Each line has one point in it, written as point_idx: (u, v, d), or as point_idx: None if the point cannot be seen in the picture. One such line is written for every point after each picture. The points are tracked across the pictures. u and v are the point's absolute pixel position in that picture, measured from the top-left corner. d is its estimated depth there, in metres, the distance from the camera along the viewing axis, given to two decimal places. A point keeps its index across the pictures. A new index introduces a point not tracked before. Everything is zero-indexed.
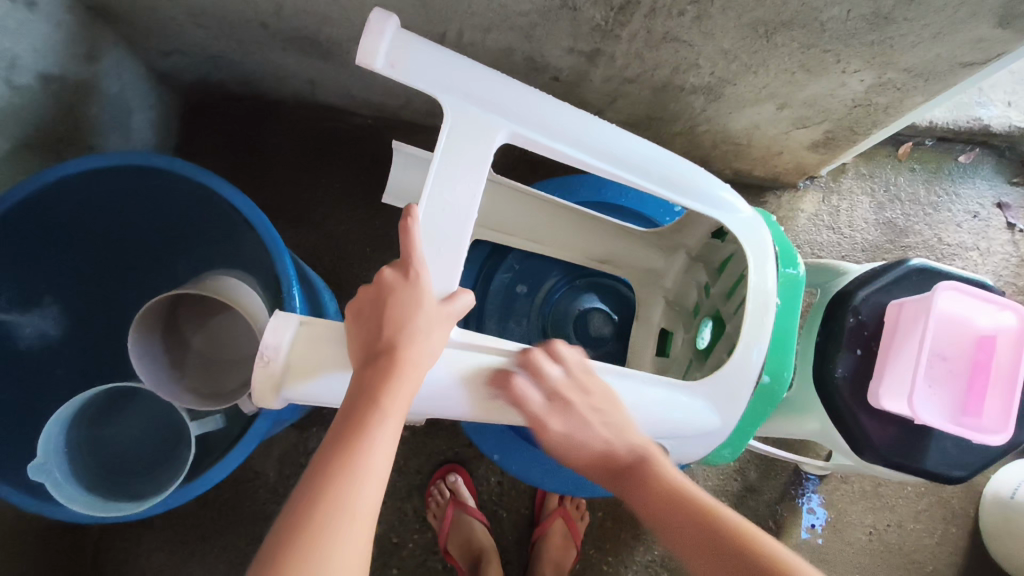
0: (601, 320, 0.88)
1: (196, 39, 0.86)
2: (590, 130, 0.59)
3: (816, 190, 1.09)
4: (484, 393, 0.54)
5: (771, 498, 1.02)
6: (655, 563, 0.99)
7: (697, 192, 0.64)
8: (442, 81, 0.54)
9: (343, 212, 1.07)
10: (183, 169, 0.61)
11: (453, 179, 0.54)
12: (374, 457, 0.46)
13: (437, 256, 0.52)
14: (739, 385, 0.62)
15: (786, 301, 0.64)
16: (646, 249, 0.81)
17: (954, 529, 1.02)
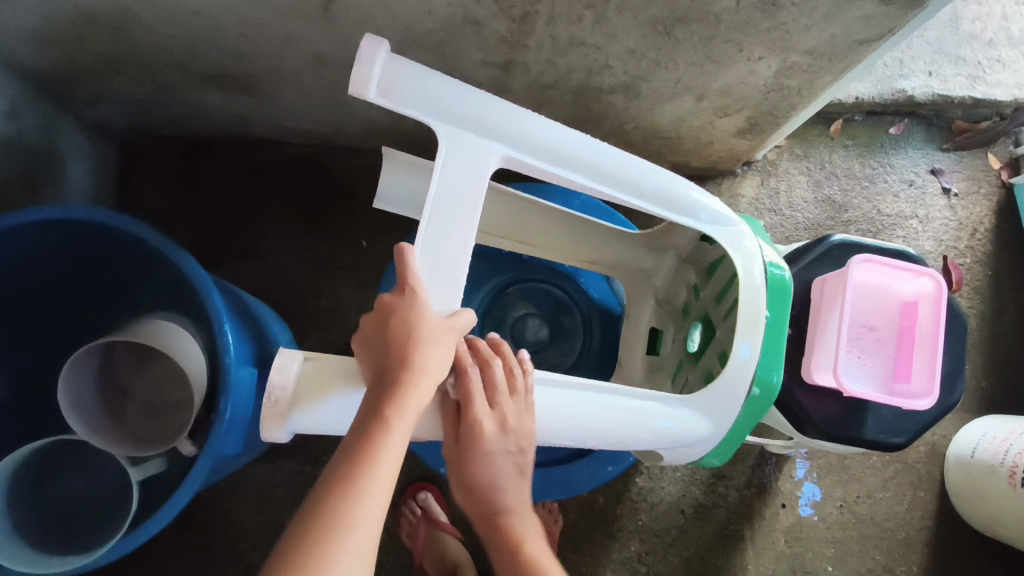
0: (537, 324, 0.85)
1: (118, 87, 0.86)
2: (583, 150, 0.58)
3: (754, 175, 1.11)
4: None
5: (740, 483, 1.02)
6: (633, 560, 1.00)
7: (680, 201, 0.61)
8: (437, 108, 0.53)
9: (288, 241, 1.06)
10: (103, 220, 0.61)
11: (450, 212, 0.53)
12: (382, 467, 0.46)
13: (439, 285, 0.52)
14: (733, 392, 0.60)
15: (775, 305, 0.61)
16: (637, 250, 0.75)
17: (923, 494, 1.03)
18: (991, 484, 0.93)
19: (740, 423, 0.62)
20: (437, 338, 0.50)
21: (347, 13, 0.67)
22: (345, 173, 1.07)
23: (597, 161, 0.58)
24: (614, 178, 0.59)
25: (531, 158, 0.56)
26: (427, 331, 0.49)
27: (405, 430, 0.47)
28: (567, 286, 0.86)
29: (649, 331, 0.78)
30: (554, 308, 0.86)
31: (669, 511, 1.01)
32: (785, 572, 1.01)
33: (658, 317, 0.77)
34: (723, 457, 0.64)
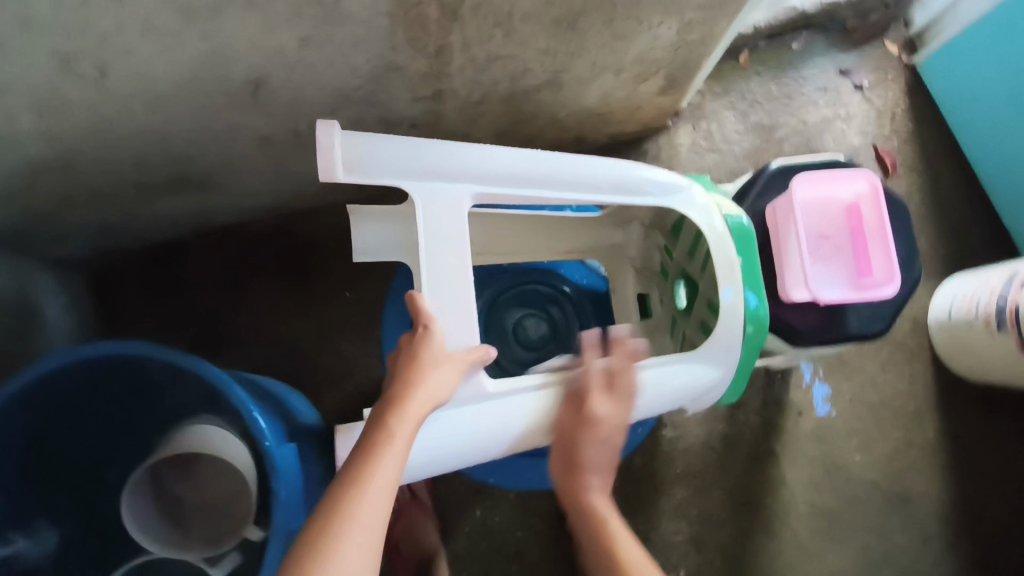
0: (535, 321, 0.89)
1: (74, 219, 0.88)
2: (538, 165, 0.62)
3: (686, 123, 1.17)
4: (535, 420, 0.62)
5: (756, 405, 1.09)
6: (683, 505, 1.06)
7: (632, 181, 0.66)
8: (401, 168, 0.57)
9: (277, 314, 1.09)
10: (111, 351, 0.65)
11: (441, 256, 0.58)
12: (384, 465, 0.50)
13: (451, 322, 0.57)
14: (732, 335, 0.65)
15: (744, 248, 0.66)
16: (605, 228, 0.81)
17: (919, 364, 1.11)
18: (973, 337, 1.01)
19: (745, 362, 0.67)
20: (442, 363, 0.55)
21: (278, 92, 0.71)
22: (309, 234, 1.10)
23: (552, 171, 0.63)
24: (573, 181, 0.64)
25: (495, 187, 0.61)
26: (433, 357, 0.55)
27: (406, 441, 0.52)
28: (550, 280, 0.90)
29: (637, 299, 0.83)
30: (546, 304, 0.90)
31: (702, 452, 1.07)
32: (820, 473, 1.08)
33: (641, 283, 0.83)
34: (740, 390, 0.69)
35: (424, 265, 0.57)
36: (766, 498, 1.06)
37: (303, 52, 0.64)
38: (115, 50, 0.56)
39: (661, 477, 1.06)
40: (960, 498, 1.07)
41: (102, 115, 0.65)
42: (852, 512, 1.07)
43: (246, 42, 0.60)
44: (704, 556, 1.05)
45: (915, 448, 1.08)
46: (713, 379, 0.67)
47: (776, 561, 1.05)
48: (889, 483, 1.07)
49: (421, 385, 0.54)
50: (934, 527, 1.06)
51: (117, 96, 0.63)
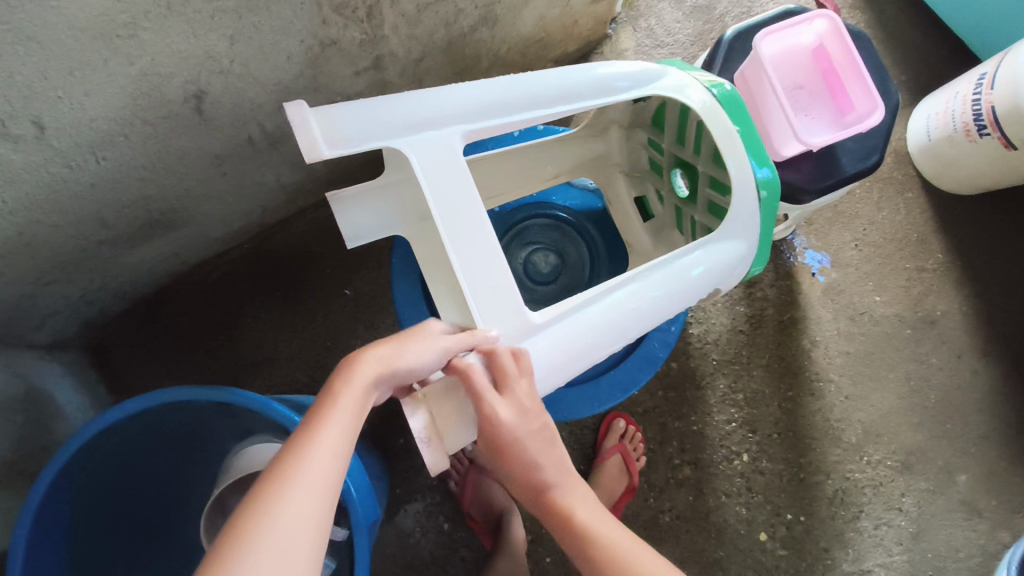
0: (544, 255, 0.89)
1: (56, 298, 0.85)
2: (511, 91, 0.61)
3: (625, 27, 1.15)
4: (580, 343, 0.60)
5: (770, 279, 1.10)
6: (729, 393, 1.08)
7: (605, 82, 0.65)
8: (382, 131, 0.56)
9: (285, 332, 1.07)
10: (138, 407, 0.64)
11: (450, 201, 0.56)
12: (331, 430, 0.45)
13: (481, 265, 0.56)
14: (747, 205, 0.65)
15: (737, 113, 0.65)
16: (585, 142, 0.80)
17: (911, 194, 1.12)
18: (957, 150, 1.02)
19: (765, 228, 0.68)
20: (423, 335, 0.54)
21: (220, 102, 0.68)
22: (291, 245, 1.08)
23: (527, 92, 0.62)
24: (551, 96, 0.62)
25: (479, 122, 0.60)
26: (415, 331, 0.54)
27: (355, 405, 0.47)
28: (550, 215, 0.89)
29: (635, 204, 0.84)
30: (553, 238, 0.90)
31: (732, 338, 1.09)
32: (846, 323, 1.10)
33: (634, 187, 0.84)
34: (764, 259, 0.70)
35: (435, 216, 0.55)
36: (802, 362, 1.09)
37: (235, 50, 0.61)
38: (45, 99, 0.53)
39: (700, 374, 1.08)
40: (981, 307, 1.10)
41: (51, 175, 0.62)
42: (887, 350, 1.09)
43: (175, 55, 0.57)
44: (762, 435, 1.07)
45: (928, 273, 1.11)
46: (739, 252, 0.67)
47: (829, 417, 1.08)
48: (914, 313, 1.10)
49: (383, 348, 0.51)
50: (965, 340, 1.09)
51: (61, 151, 0.60)
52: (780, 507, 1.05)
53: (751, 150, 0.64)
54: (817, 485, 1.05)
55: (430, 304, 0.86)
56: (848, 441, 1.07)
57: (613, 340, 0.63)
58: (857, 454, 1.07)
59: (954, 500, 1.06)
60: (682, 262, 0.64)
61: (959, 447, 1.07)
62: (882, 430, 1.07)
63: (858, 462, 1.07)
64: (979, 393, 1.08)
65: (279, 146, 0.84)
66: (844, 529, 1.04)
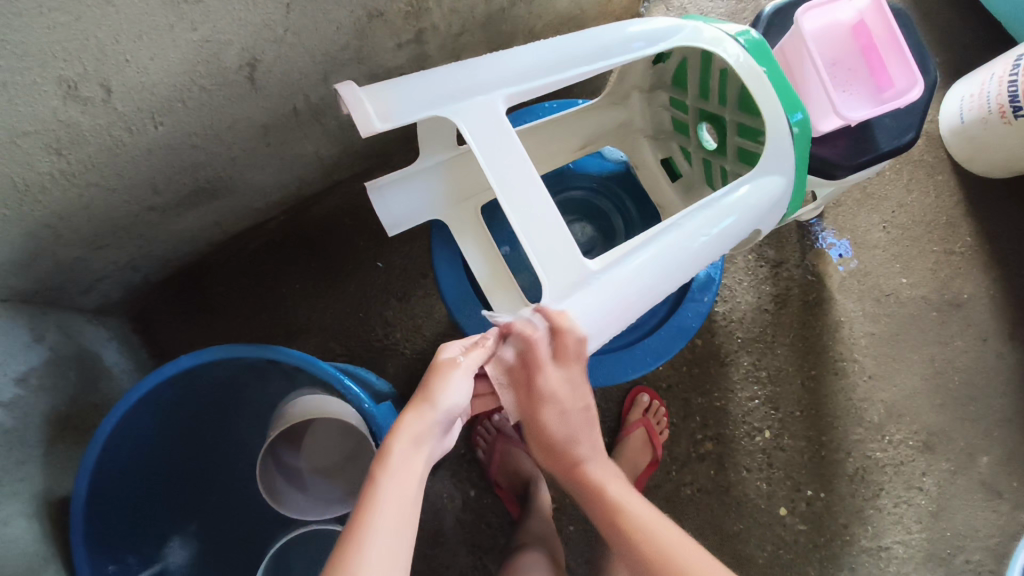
0: (580, 227, 0.87)
1: (106, 262, 0.89)
2: (543, 51, 0.63)
3: (658, 5, 1.15)
4: (634, 289, 0.62)
5: (796, 259, 1.11)
6: (752, 370, 1.09)
7: (637, 39, 0.65)
8: (429, 103, 0.58)
9: (318, 302, 1.10)
10: (190, 362, 0.67)
11: (498, 159, 0.58)
12: (394, 485, 0.50)
13: (530, 211, 0.58)
14: (780, 143, 0.64)
15: (768, 60, 0.64)
16: (607, 111, 0.79)
17: (941, 177, 1.12)
18: (990, 132, 1.02)
19: (800, 167, 0.67)
20: (455, 374, 0.54)
21: (271, 72, 0.70)
22: (326, 218, 1.11)
23: (563, 53, 0.63)
24: (589, 55, 0.63)
25: (521, 86, 0.61)
26: (448, 366, 0.54)
27: (409, 454, 0.51)
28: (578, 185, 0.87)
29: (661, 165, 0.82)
30: (583, 208, 0.87)
31: (756, 316, 1.10)
32: (872, 304, 1.11)
33: (659, 149, 0.82)
34: (800, 201, 0.70)
35: (489, 174, 0.57)
36: (827, 341, 1.10)
37: (289, 20, 0.63)
38: (113, 64, 0.56)
39: (724, 350, 1.10)
40: (1008, 291, 1.10)
41: (113, 138, 0.64)
42: (911, 332, 1.10)
43: (234, 22, 0.59)
44: (785, 412, 1.08)
45: (956, 256, 1.11)
46: (778, 191, 0.66)
47: (851, 395, 1.09)
48: (940, 295, 1.10)
49: (412, 414, 0.53)
50: (991, 324, 1.10)
51: (124, 115, 0.62)
52: (800, 483, 1.07)
53: (780, 95, 0.64)
54: (838, 462, 1.07)
55: (467, 274, 0.89)
56: (870, 420, 1.08)
57: (662, 286, 0.64)
58: (879, 433, 1.08)
59: (974, 481, 1.07)
60: (725, 205, 0.65)
61: (982, 429, 1.08)
62: (904, 410, 1.08)
63: (880, 441, 1.08)
64: (1002, 377, 1.09)
65: (320, 118, 0.86)
66: (864, 506, 1.06)
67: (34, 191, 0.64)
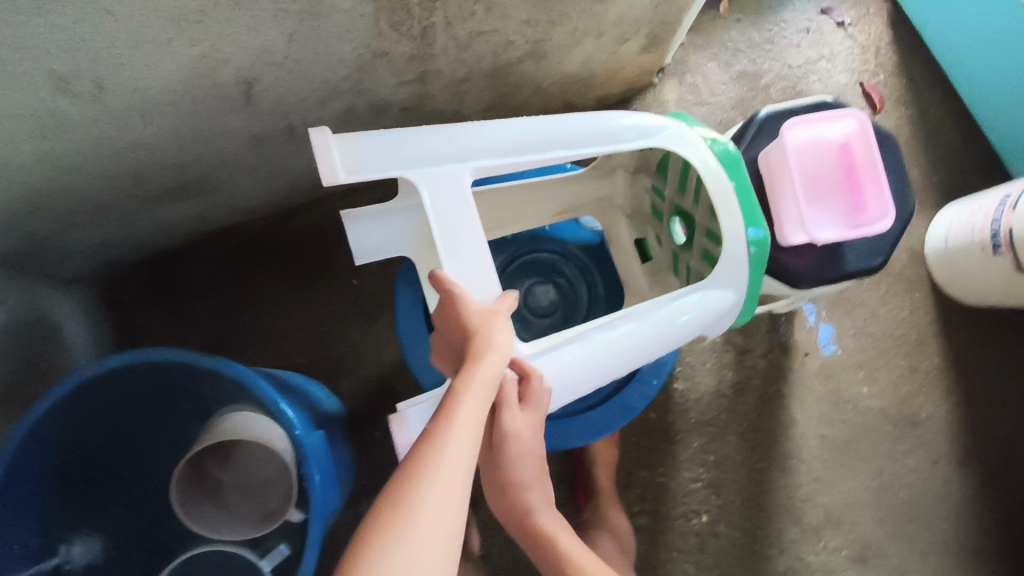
0: (545, 288, 0.86)
1: (81, 239, 0.89)
2: (525, 129, 0.64)
3: (670, 79, 1.17)
4: (566, 378, 0.62)
5: (762, 350, 1.12)
6: (700, 453, 1.09)
7: (621, 130, 0.66)
8: (398, 162, 0.58)
9: (287, 309, 1.10)
10: (134, 359, 0.67)
11: (453, 229, 0.59)
12: (454, 447, 0.49)
13: (476, 284, 0.59)
14: (736, 260, 0.66)
15: (738, 176, 0.66)
16: (589, 183, 0.80)
17: (918, 294, 1.13)
18: (971, 262, 1.03)
19: (753, 285, 0.68)
20: (492, 353, 0.54)
21: (268, 91, 0.71)
22: (310, 227, 1.11)
23: (543, 133, 0.64)
24: (568, 140, 0.65)
25: (491, 160, 0.62)
26: (484, 349, 0.54)
27: (470, 412, 0.51)
28: (548, 248, 0.86)
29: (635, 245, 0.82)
30: (552, 271, 0.86)
31: (713, 399, 1.11)
32: (830, 407, 1.11)
33: (635, 228, 0.82)
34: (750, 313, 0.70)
35: (439, 246, 0.58)
36: (778, 436, 1.10)
37: (290, 48, 0.64)
38: (107, 66, 0.56)
39: (676, 428, 1.10)
40: (965, 418, 1.11)
41: (99, 131, 0.66)
42: (863, 442, 1.10)
43: (234, 44, 0.60)
44: (725, 499, 1.08)
45: (920, 375, 1.12)
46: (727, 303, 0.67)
47: (795, 494, 1.09)
48: (898, 411, 1.11)
49: (466, 376, 0.52)
50: (943, 447, 1.10)
51: (113, 112, 0.63)
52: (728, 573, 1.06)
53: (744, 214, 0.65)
54: (769, 559, 1.07)
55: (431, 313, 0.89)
56: (809, 522, 1.08)
57: (605, 376, 0.64)
58: (815, 537, 1.08)
59: None
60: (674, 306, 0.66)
61: (917, 551, 1.08)
62: (844, 518, 1.08)
63: (814, 544, 1.08)
64: (946, 502, 1.09)
65: None
66: None
67: (13, 168, 0.64)
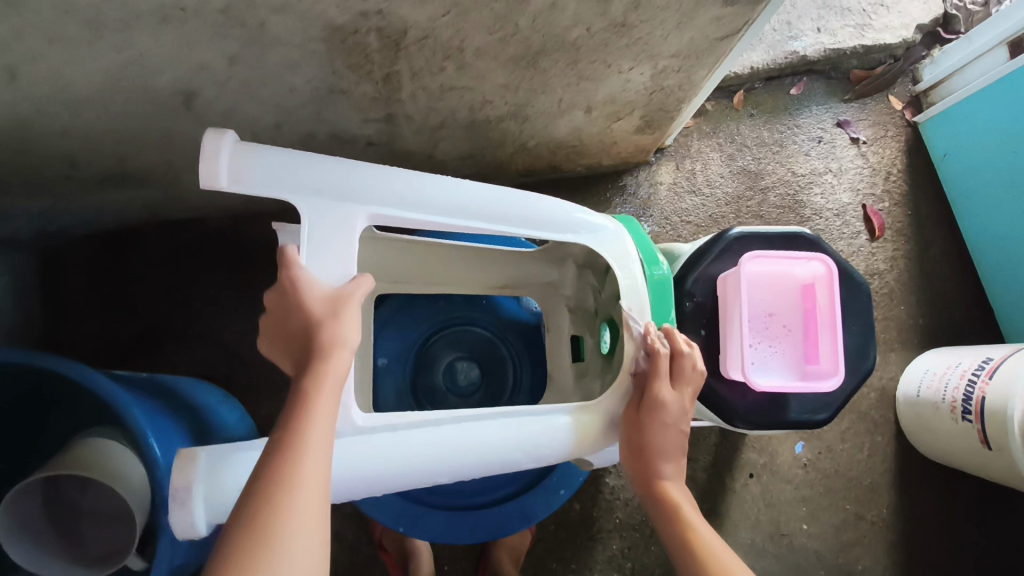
0: (466, 366, 0.87)
1: (13, 208, 0.84)
2: (442, 189, 0.61)
3: (668, 161, 1.13)
4: (420, 460, 0.57)
5: (705, 462, 1.05)
6: (617, 557, 1.02)
7: (552, 224, 0.65)
8: (289, 185, 0.56)
9: (223, 316, 1.05)
10: (10, 358, 0.61)
11: (322, 241, 0.56)
12: (311, 456, 0.46)
13: (329, 269, 0.56)
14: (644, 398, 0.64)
15: (659, 305, 0.66)
16: (537, 266, 0.79)
17: (880, 437, 1.07)
18: (938, 419, 0.97)
19: None
20: (342, 348, 0.52)
21: (213, 105, 0.66)
22: (267, 238, 1.07)
23: (470, 201, 0.62)
24: (490, 215, 0.62)
25: (395, 212, 0.59)
26: (332, 344, 0.51)
27: (325, 407, 0.49)
28: (476, 326, 0.88)
29: (572, 339, 0.80)
30: (476, 350, 0.88)
31: (644, 503, 1.04)
32: (764, 537, 1.04)
33: (576, 325, 0.79)
34: None
35: (304, 251, 0.56)
36: None
37: (233, 69, 0.60)
38: (18, 55, 0.52)
39: (598, 525, 1.03)
40: None
41: (19, 111, 0.61)
42: None
43: (166, 56, 0.56)
44: None
45: (865, 523, 1.05)
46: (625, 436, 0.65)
47: None
48: (834, 557, 1.04)
49: (311, 374, 0.50)
50: None
51: (32, 98, 0.59)
52: None
53: None
54: None
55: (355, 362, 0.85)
56: None
57: (431, 473, 0.58)
58: None
59: None
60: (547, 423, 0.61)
61: None
62: None
63: None
64: None
65: None
66: None
67: None
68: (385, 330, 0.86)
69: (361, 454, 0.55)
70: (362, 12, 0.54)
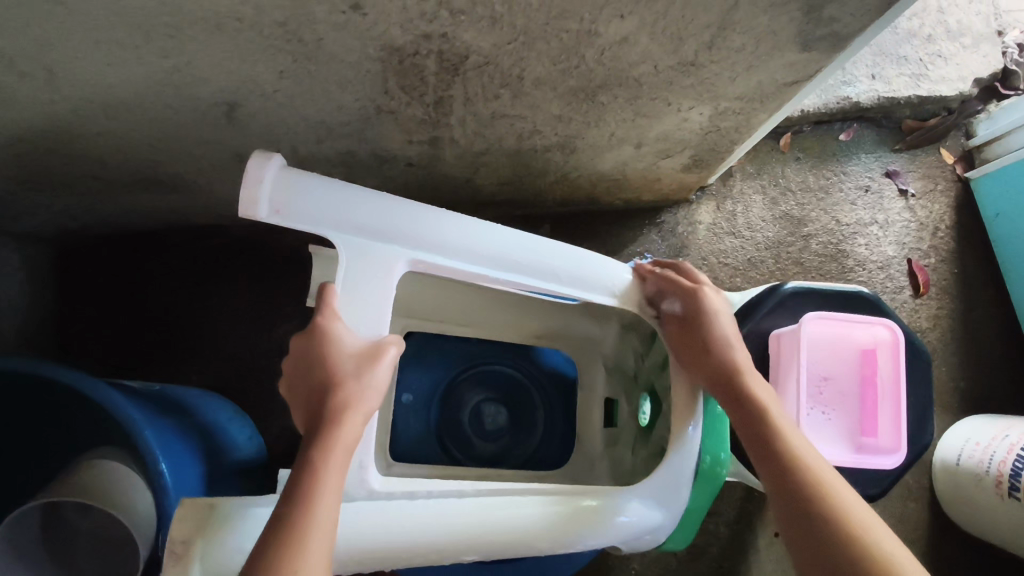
0: (494, 409, 0.83)
1: (37, 204, 0.82)
2: (488, 237, 0.57)
3: (709, 200, 1.09)
4: (431, 537, 0.52)
5: (729, 517, 1.00)
6: None
7: (599, 280, 0.61)
8: (333, 220, 0.53)
9: (241, 328, 1.02)
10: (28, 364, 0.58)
11: (361, 285, 0.53)
12: (317, 533, 0.44)
13: (362, 319, 0.53)
14: (681, 473, 0.60)
15: None
16: (580, 319, 0.75)
17: (912, 504, 1.02)
18: (979, 492, 0.92)
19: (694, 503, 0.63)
20: (354, 413, 0.49)
21: (255, 117, 0.63)
22: (292, 250, 1.03)
23: (512, 251, 0.58)
24: (532, 267, 0.58)
25: (437, 258, 0.56)
26: (346, 408, 0.49)
27: (334, 478, 0.46)
28: (509, 370, 0.84)
29: (606, 401, 0.77)
30: (507, 394, 0.84)
31: (662, 556, 0.99)
32: None
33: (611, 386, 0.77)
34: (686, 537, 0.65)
35: (342, 281, 0.53)
36: None
37: (281, 83, 0.57)
38: (59, 54, 0.49)
39: None
40: None
41: (54, 110, 0.58)
42: None
43: (214, 66, 0.53)
44: None
45: None
46: (652, 522, 0.59)
47: None
48: None
49: (320, 443, 0.47)
50: None
51: (71, 99, 0.56)
52: None
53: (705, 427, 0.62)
54: None
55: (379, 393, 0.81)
56: None
57: (442, 551, 0.53)
58: None
59: None
60: (566, 499, 0.56)
61: None
62: None
63: None
64: None
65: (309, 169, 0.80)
66: None
67: None
68: (411, 362, 0.82)
69: (372, 521, 0.51)
70: (424, 34, 0.51)
